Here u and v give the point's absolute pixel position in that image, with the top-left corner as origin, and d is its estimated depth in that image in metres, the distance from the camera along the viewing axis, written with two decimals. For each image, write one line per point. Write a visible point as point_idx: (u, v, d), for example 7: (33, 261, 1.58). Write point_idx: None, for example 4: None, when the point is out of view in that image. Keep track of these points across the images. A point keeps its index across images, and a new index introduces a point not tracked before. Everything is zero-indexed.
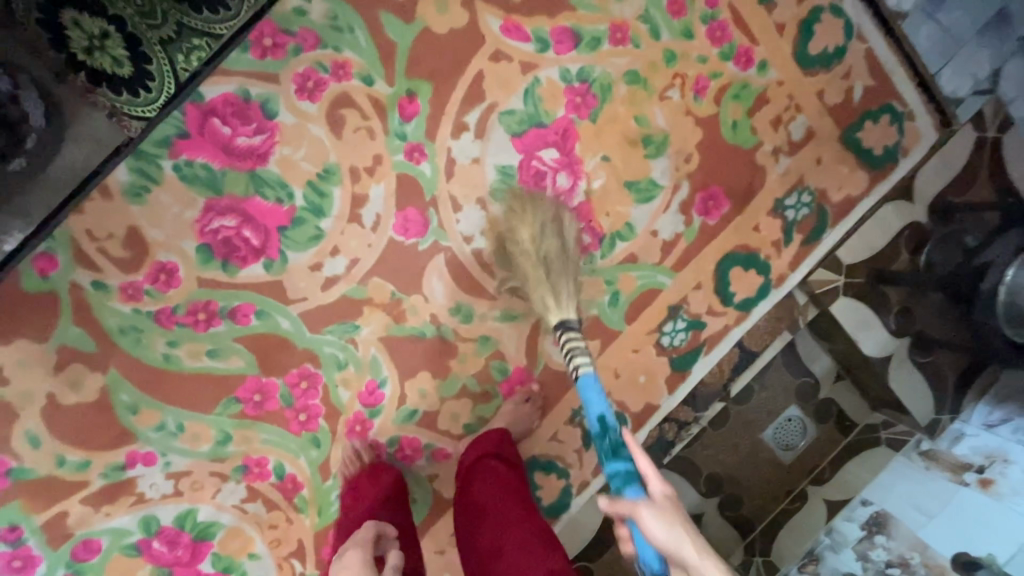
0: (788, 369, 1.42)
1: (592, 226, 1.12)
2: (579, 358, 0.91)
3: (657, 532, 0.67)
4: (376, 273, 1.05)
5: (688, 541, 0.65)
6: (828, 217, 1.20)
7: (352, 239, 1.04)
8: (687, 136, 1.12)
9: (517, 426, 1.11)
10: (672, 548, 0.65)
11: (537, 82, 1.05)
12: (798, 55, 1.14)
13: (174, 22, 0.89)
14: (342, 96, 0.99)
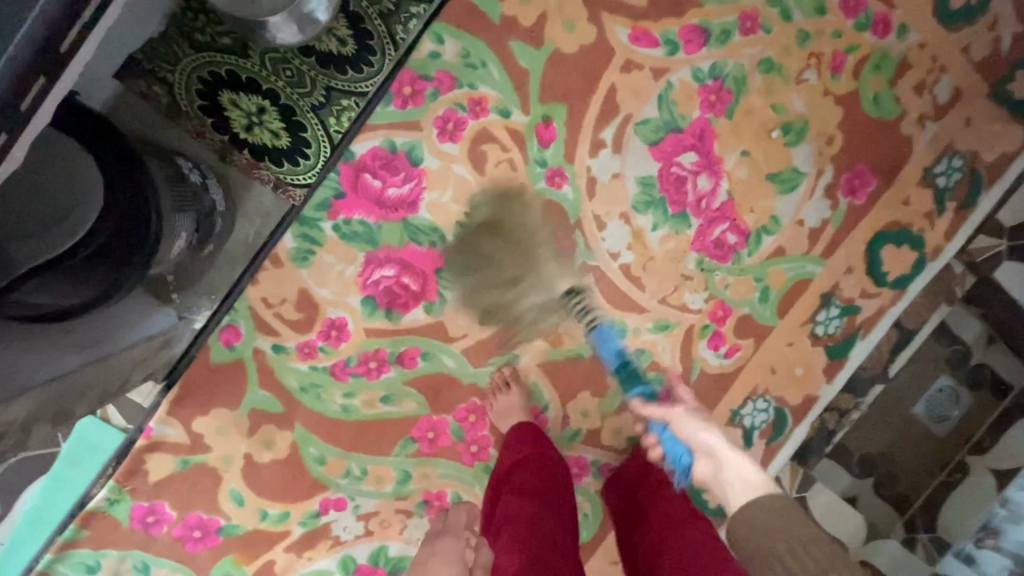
0: (935, 338, 1.37)
1: (737, 224, 1.09)
2: (592, 312, 1.00)
3: (690, 437, 0.92)
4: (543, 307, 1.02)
5: (715, 438, 0.89)
6: (983, 179, 1.13)
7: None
8: (828, 116, 1.07)
9: None
10: (703, 449, 0.90)
11: (669, 87, 1.02)
12: (938, 12, 1.07)
13: (322, 88, 0.92)
14: (481, 132, 0.99)
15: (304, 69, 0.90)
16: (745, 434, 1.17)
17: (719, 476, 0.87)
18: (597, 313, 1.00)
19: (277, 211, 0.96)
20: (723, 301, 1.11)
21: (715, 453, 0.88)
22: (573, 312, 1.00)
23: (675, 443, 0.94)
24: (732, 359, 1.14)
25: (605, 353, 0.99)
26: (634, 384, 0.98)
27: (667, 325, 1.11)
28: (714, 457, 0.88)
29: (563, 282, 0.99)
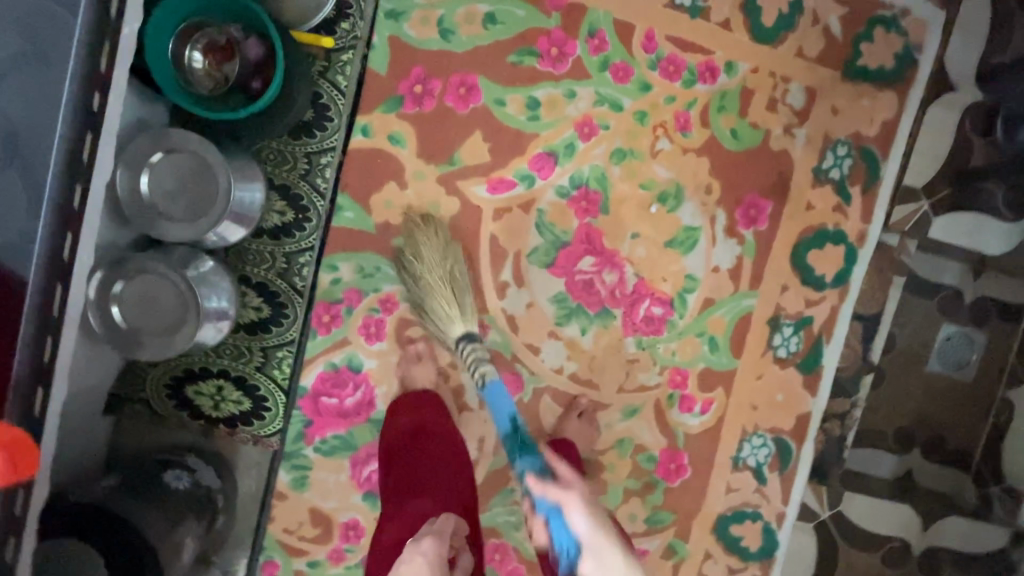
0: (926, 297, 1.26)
1: (657, 297, 1.14)
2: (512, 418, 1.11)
3: (581, 529, 0.78)
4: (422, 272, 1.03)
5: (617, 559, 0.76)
6: (876, 154, 1.13)
7: (404, 418, 1.05)
8: (696, 169, 1.12)
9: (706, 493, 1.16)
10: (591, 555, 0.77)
11: (542, 213, 1.11)
12: (757, 35, 1.10)
13: (258, 350, 1.06)
14: (400, 322, 1.11)
15: (238, 342, 1.06)
16: (755, 473, 1.19)
17: None
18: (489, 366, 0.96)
19: (266, 459, 1.11)
20: (676, 367, 1.16)
21: (607, 560, 0.76)
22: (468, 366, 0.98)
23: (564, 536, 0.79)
24: (709, 413, 1.18)
25: (499, 416, 0.93)
26: (519, 453, 0.90)
27: (635, 409, 1.17)
28: (602, 558, 0.77)
29: (456, 328, 1.01)
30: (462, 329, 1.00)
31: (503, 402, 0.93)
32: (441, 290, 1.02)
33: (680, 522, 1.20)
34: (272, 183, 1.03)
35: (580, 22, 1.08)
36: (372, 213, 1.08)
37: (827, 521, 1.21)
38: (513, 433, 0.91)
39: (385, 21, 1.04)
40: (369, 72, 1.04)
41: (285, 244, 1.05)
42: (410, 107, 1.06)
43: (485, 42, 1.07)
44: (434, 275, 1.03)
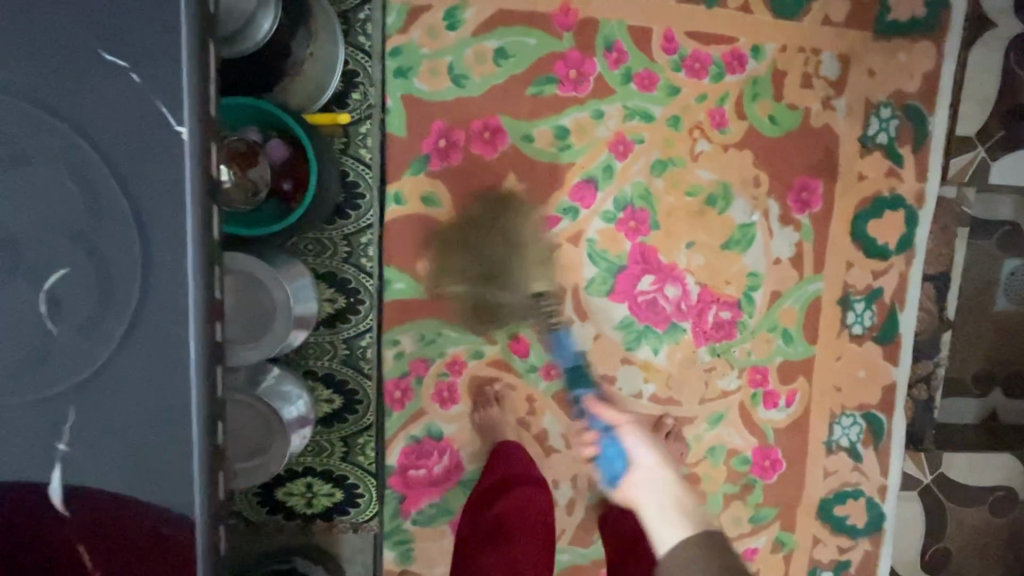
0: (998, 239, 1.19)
1: (723, 301, 1.11)
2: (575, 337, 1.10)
3: (632, 442, 0.92)
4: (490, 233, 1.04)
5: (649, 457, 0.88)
6: (921, 109, 1.08)
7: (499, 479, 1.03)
8: (740, 164, 1.08)
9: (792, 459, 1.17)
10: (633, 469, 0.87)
11: (592, 242, 1.07)
12: (779, 11, 1.04)
13: (339, 441, 1.04)
14: (472, 380, 1.09)
15: (318, 436, 1.04)
16: (850, 452, 1.18)
17: (634, 499, 0.83)
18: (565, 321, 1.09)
19: (368, 543, 1.10)
20: (755, 366, 1.14)
21: (648, 458, 0.88)
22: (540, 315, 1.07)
23: (612, 446, 0.94)
24: (795, 404, 1.16)
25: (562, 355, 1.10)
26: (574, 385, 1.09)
27: (720, 416, 1.14)
28: (638, 464, 0.87)
29: (537, 284, 1.05)
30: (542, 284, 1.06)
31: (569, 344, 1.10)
32: (529, 258, 1.05)
33: (784, 514, 1.19)
34: (318, 273, 0.99)
35: (596, 37, 1.02)
36: (422, 278, 1.04)
37: (930, 485, 1.20)
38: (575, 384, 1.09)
39: (394, 81, 0.99)
40: (390, 137, 1.00)
41: (342, 330, 1.01)
42: (438, 164, 1.02)
43: (501, 79, 1.01)
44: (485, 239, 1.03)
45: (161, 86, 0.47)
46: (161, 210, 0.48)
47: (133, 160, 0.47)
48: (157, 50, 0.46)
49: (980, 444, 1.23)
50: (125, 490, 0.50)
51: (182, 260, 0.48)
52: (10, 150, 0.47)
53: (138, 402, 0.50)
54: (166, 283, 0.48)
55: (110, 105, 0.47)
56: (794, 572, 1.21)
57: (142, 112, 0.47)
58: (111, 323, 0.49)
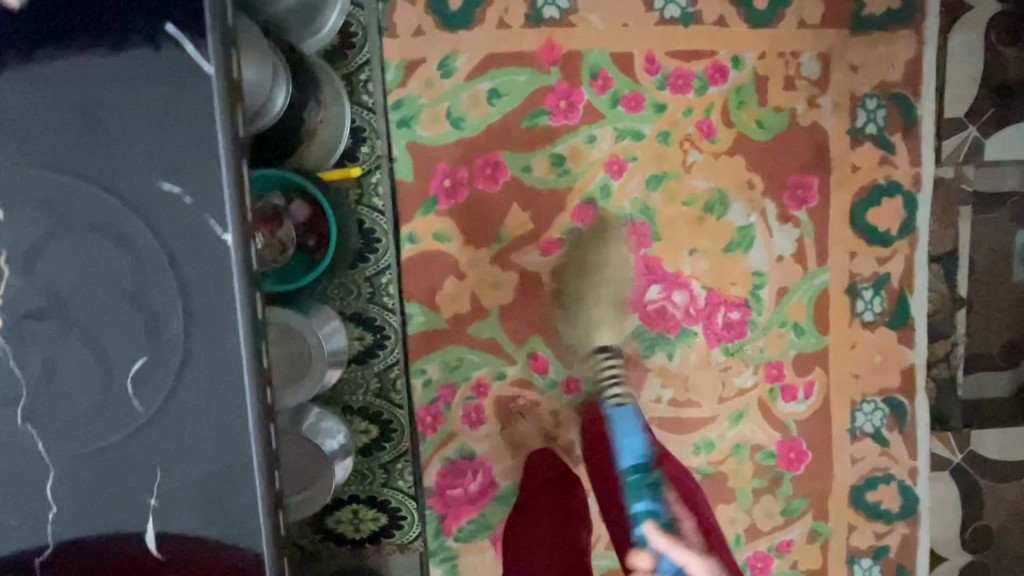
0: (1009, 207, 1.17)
1: (731, 302, 1.15)
2: (621, 394, 0.99)
3: None
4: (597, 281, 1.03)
5: None
6: (907, 96, 1.11)
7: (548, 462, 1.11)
8: (733, 170, 1.12)
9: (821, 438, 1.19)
10: None
11: (597, 259, 1.13)
12: (755, 21, 1.09)
13: (379, 468, 1.12)
14: (497, 400, 1.15)
15: (359, 465, 1.12)
16: (875, 437, 1.20)
17: None
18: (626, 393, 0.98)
19: (416, 562, 1.16)
20: (769, 362, 1.17)
21: None
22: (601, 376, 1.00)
23: None
24: (814, 396, 1.18)
25: (628, 440, 0.96)
26: (635, 490, 0.93)
27: (740, 413, 1.18)
28: None
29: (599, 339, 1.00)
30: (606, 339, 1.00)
31: (631, 436, 0.96)
32: (602, 309, 1.01)
33: (816, 504, 1.21)
34: (345, 314, 1.08)
35: (581, 68, 1.08)
36: (441, 309, 1.11)
37: (961, 464, 1.21)
38: (637, 475, 0.94)
39: (398, 131, 1.06)
40: (400, 183, 1.07)
41: (373, 365, 1.10)
42: (446, 202, 1.09)
43: (496, 117, 1.08)
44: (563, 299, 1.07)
45: (210, 207, 0.56)
46: (217, 304, 0.57)
47: (190, 266, 0.57)
48: (204, 175, 0.56)
49: (1012, 417, 1.21)
50: (205, 536, 0.60)
51: (236, 343, 0.58)
52: (88, 263, 0.58)
53: (209, 462, 0.59)
54: (224, 363, 0.58)
55: (171, 220, 0.57)
56: (833, 560, 1.23)
57: (196, 229, 0.57)
58: (180, 402, 0.59)
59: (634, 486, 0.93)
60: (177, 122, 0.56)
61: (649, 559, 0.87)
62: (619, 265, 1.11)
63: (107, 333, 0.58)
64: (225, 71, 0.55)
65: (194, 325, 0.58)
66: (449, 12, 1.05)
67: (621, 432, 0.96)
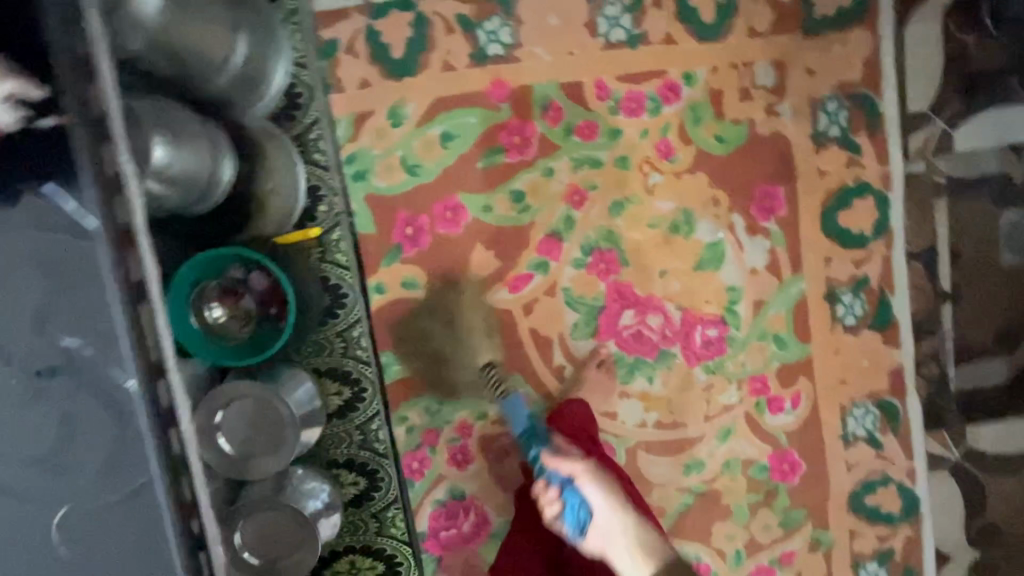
0: (989, 192, 1.13)
1: (707, 320, 1.14)
2: (510, 391, 1.04)
3: (601, 505, 0.87)
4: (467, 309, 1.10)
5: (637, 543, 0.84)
6: (868, 95, 1.08)
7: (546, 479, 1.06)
8: (696, 187, 1.10)
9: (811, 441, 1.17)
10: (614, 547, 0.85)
11: (567, 290, 1.12)
12: (704, 35, 1.06)
13: (371, 518, 1.13)
14: (482, 439, 1.15)
15: (351, 517, 1.13)
16: (869, 441, 1.18)
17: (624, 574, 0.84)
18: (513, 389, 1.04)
19: None
20: (752, 376, 1.15)
21: (627, 532, 0.85)
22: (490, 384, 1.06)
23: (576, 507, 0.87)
24: (802, 405, 1.16)
25: (519, 416, 0.98)
26: (530, 441, 0.96)
27: (728, 430, 1.17)
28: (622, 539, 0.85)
29: (483, 355, 1.07)
30: (489, 351, 1.08)
31: (518, 409, 0.99)
32: (470, 331, 1.08)
33: (814, 513, 1.20)
34: (321, 371, 1.08)
35: (531, 101, 1.07)
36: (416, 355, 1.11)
37: (960, 460, 1.18)
38: (529, 438, 0.96)
39: (354, 185, 1.06)
40: (361, 236, 1.08)
41: (354, 418, 1.11)
42: (410, 250, 1.09)
43: (451, 161, 1.08)
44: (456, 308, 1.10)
45: (104, 355, 0.48)
46: (127, 460, 0.50)
47: (91, 425, 0.50)
48: (93, 319, 0.48)
49: (1008, 405, 1.19)
50: None
51: (155, 500, 0.51)
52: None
53: None
54: (143, 528, 0.51)
55: (63, 373, 0.48)
56: (838, 567, 1.21)
57: (94, 382, 0.49)
58: (103, 574, 0.51)
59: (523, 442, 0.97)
60: (50, 264, 0.47)
61: (543, 490, 0.89)
62: (473, 310, 1.10)
63: (3, 490, 0.50)
64: (112, 223, 0.47)
65: (104, 487, 0.50)
66: (393, 61, 1.05)
67: (512, 410, 0.99)
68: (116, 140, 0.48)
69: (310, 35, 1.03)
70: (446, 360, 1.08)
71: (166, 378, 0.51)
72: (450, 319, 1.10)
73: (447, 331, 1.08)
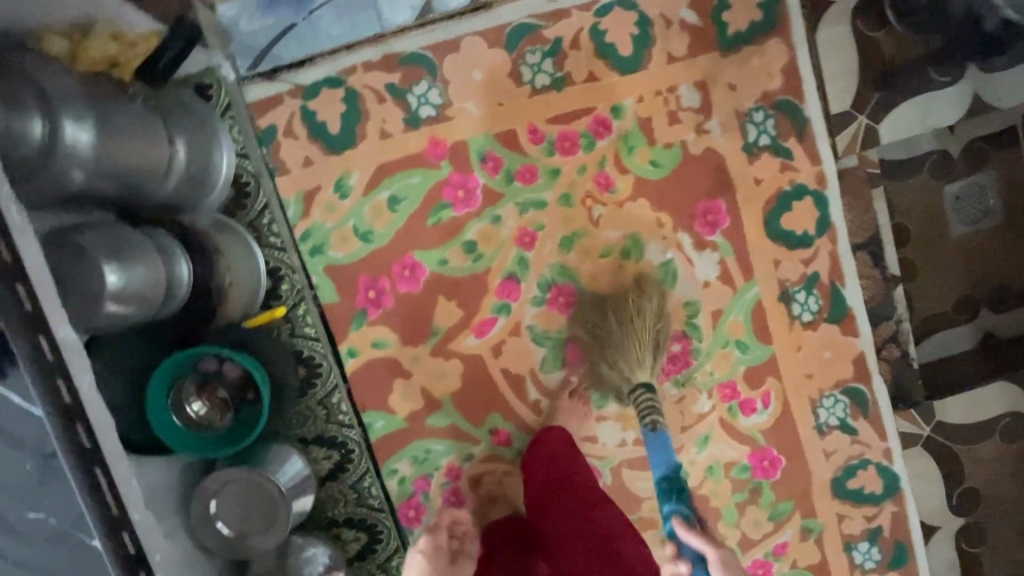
0: (925, 172, 1.18)
1: (670, 336, 1.18)
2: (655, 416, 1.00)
3: None
4: (611, 316, 1.11)
5: None
6: (791, 102, 1.12)
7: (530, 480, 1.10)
8: (640, 213, 1.14)
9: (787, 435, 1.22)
10: None
11: (532, 327, 1.16)
12: (624, 68, 1.11)
13: (376, 570, 1.17)
14: (472, 480, 1.19)
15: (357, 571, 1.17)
16: (843, 428, 1.22)
17: None
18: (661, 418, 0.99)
19: None
20: (721, 383, 1.19)
21: None
22: (639, 407, 1.03)
23: None
24: (773, 403, 1.21)
25: (661, 460, 0.96)
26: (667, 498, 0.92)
27: (705, 437, 1.21)
28: None
29: (642, 374, 1.07)
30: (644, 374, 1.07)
31: (660, 454, 0.96)
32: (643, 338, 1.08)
33: (801, 503, 1.24)
34: (308, 439, 1.14)
35: (469, 155, 1.11)
36: (397, 410, 1.16)
37: (932, 435, 1.23)
38: (671, 488, 0.93)
39: (313, 259, 1.11)
40: (326, 306, 1.13)
41: (346, 478, 1.16)
42: (375, 312, 1.14)
43: (401, 222, 1.12)
44: (608, 321, 1.11)
45: (65, 519, 0.60)
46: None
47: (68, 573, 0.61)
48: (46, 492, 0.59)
49: (974, 372, 1.22)
50: None
51: None
52: None
53: None
54: None
55: (38, 535, 0.60)
56: (831, 552, 1.25)
57: (62, 544, 0.60)
58: None
59: (661, 490, 0.94)
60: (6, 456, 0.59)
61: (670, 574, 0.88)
62: (652, 318, 1.10)
63: None
64: (54, 402, 0.59)
65: None
66: (331, 137, 1.09)
67: (658, 445, 0.97)
68: (53, 324, 0.61)
69: (248, 127, 1.08)
70: (607, 355, 1.11)
71: (127, 529, 0.63)
72: (622, 319, 1.10)
73: (619, 326, 1.09)
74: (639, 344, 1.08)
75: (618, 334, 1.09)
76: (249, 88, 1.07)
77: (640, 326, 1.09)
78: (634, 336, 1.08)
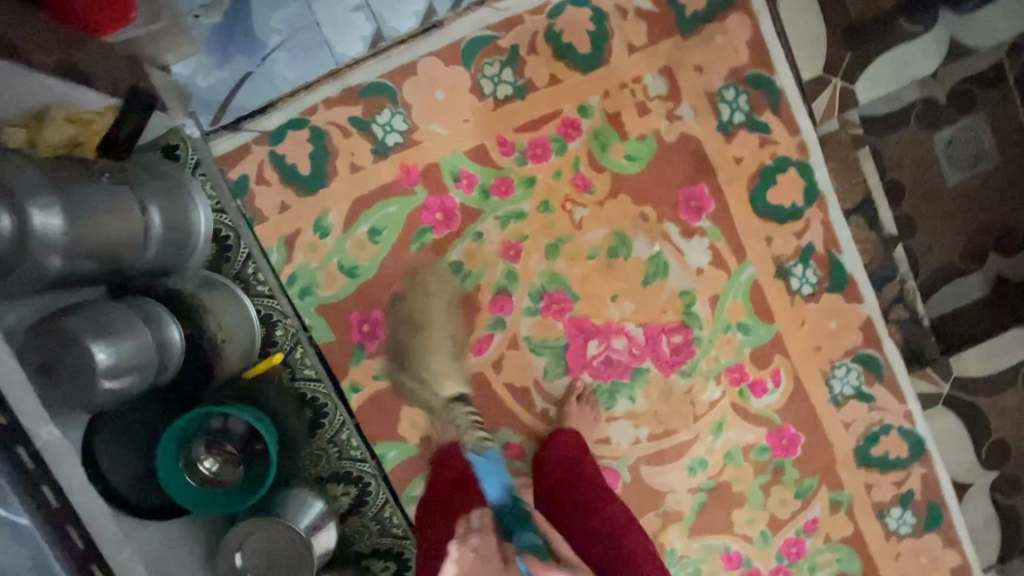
0: (912, 124, 1.14)
1: (670, 328, 1.16)
2: (474, 434, 0.95)
3: None
4: (434, 330, 1.05)
5: None
6: (761, 75, 1.10)
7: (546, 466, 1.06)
8: (622, 208, 1.12)
9: (803, 410, 1.19)
10: None
11: (529, 338, 1.15)
12: (586, 67, 1.09)
13: None
14: None
15: None
16: (859, 396, 1.19)
17: None
18: (484, 437, 0.95)
19: None
20: (728, 367, 1.18)
21: None
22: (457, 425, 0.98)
23: None
24: (784, 380, 1.19)
25: (490, 480, 0.87)
26: (520, 526, 0.80)
27: (720, 423, 1.19)
28: None
29: (450, 387, 1.02)
30: (454, 386, 1.02)
31: (490, 478, 0.87)
32: (439, 342, 1.05)
33: (826, 476, 1.21)
34: (324, 477, 1.14)
35: (442, 176, 1.11)
36: (408, 438, 1.16)
37: (951, 390, 1.20)
38: (505, 505, 0.84)
39: (304, 301, 1.12)
40: (323, 345, 1.13)
41: (367, 511, 1.16)
42: (372, 345, 1.14)
43: (385, 253, 1.12)
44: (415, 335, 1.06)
45: None
46: None
47: None
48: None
49: (987, 321, 1.19)
50: None
51: None
52: None
53: None
54: None
55: None
56: (863, 522, 1.23)
57: None
58: None
59: (505, 519, 0.81)
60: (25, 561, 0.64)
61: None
62: (449, 324, 1.07)
63: None
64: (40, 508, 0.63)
65: None
66: (304, 179, 1.09)
67: (481, 472, 0.88)
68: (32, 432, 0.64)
69: (220, 180, 1.08)
70: (420, 383, 1.04)
71: None
72: (419, 323, 1.06)
73: (417, 334, 1.05)
74: (446, 355, 1.04)
75: (426, 353, 1.03)
76: (216, 141, 1.08)
77: (435, 333, 1.05)
78: (429, 345, 1.03)
